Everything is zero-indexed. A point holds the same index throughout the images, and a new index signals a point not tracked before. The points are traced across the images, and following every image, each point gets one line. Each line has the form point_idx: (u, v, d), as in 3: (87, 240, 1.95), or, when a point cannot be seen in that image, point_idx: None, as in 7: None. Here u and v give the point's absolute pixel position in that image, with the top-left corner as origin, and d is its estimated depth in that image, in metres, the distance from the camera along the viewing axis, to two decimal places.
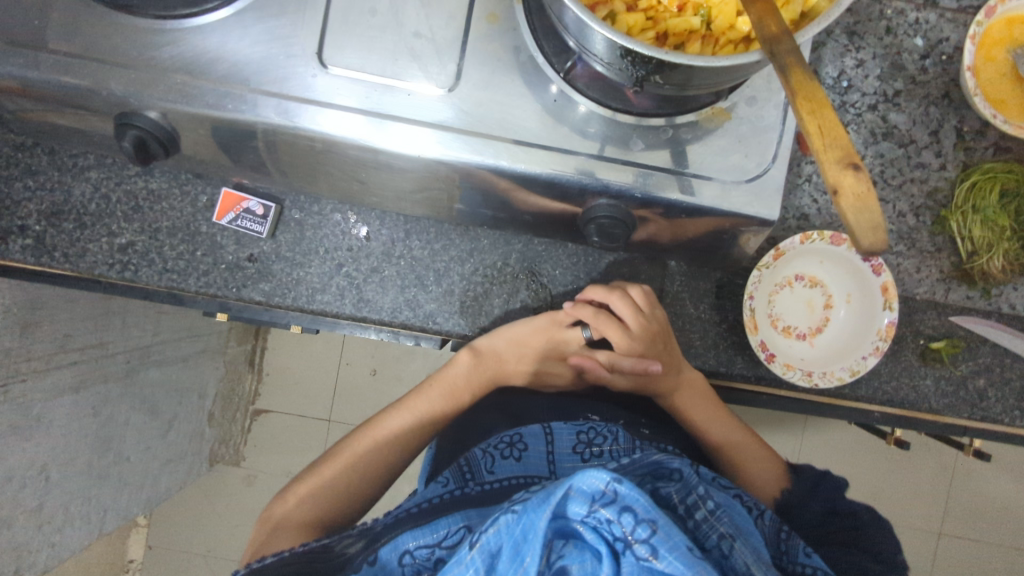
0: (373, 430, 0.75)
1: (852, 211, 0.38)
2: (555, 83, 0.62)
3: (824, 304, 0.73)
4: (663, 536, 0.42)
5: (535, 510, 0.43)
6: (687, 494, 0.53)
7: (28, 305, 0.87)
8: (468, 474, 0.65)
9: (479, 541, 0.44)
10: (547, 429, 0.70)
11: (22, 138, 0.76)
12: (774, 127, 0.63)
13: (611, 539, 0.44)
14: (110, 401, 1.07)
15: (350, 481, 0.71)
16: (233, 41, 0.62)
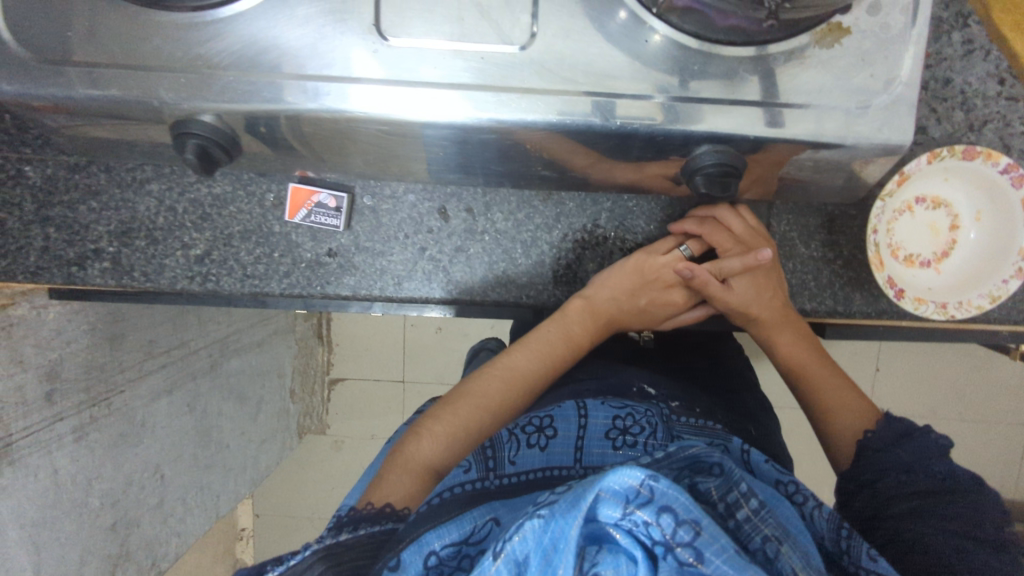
0: (497, 368, 0.63)
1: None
2: (626, 8, 0.54)
3: (950, 225, 0.66)
4: (709, 539, 0.31)
5: (565, 516, 0.31)
6: (728, 490, 0.38)
7: (112, 319, 0.87)
8: (488, 463, 0.50)
9: (502, 550, 0.32)
10: (580, 410, 0.55)
11: (75, 159, 0.74)
12: (900, 36, 0.54)
13: (649, 544, 0.32)
14: (202, 394, 1.07)
15: (471, 425, 0.58)
16: (280, 26, 0.55)
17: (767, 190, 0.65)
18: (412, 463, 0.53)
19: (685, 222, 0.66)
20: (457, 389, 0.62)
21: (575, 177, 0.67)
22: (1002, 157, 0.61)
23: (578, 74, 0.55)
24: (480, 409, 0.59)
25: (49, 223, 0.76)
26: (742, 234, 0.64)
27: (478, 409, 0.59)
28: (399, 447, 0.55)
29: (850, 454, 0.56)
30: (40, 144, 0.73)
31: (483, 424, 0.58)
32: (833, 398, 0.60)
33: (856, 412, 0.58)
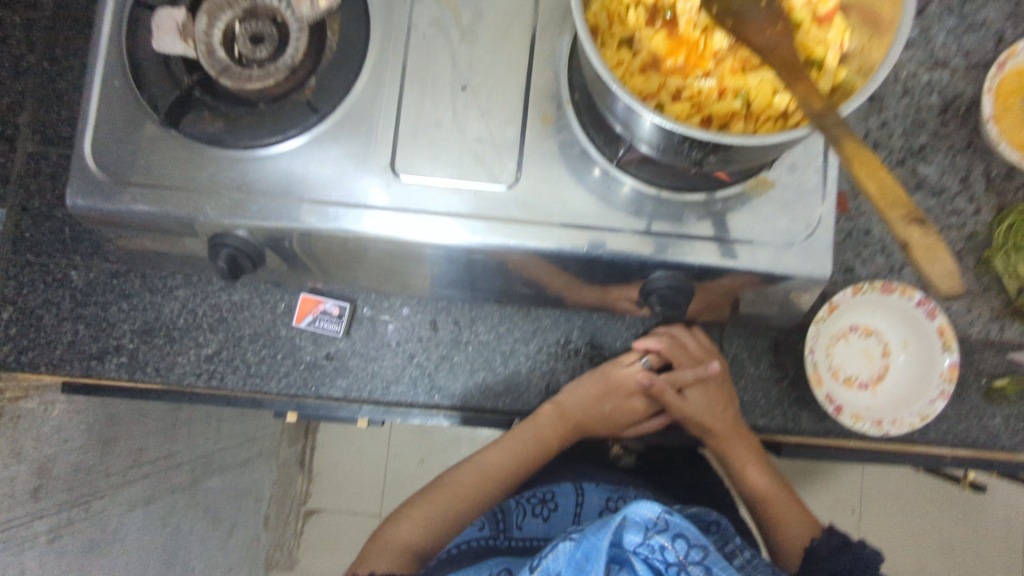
0: (473, 465, 0.79)
1: (926, 263, 0.42)
2: (599, 165, 0.69)
3: (881, 352, 0.74)
4: (715, 558, 0.58)
5: (596, 535, 0.56)
6: (725, 544, 0.70)
7: (107, 422, 0.93)
8: (500, 526, 0.81)
9: (540, 565, 0.57)
10: (578, 490, 0.83)
11: (118, 266, 0.85)
12: (816, 190, 0.67)
13: (663, 564, 0.58)
14: (177, 511, 1.07)
15: (444, 516, 0.76)
16: (314, 164, 0.69)
17: (721, 314, 0.75)
18: (393, 545, 0.73)
19: (646, 340, 0.75)
20: (438, 481, 0.79)
21: (550, 296, 0.77)
22: (915, 292, 0.72)
23: (552, 209, 0.67)
24: (456, 502, 0.77)
25: (80, 319, 0.84)
26: (695, 349, 0.75)
27: (456, 498, 0.77)
28: (384, 531, 0.75)
29: (795, 557, 0.73)
30: (90, 253, 0.85)
31: (461, 509, 0.76)
32: (783, 512, 0.75)
33: (798, 527, 0.74)
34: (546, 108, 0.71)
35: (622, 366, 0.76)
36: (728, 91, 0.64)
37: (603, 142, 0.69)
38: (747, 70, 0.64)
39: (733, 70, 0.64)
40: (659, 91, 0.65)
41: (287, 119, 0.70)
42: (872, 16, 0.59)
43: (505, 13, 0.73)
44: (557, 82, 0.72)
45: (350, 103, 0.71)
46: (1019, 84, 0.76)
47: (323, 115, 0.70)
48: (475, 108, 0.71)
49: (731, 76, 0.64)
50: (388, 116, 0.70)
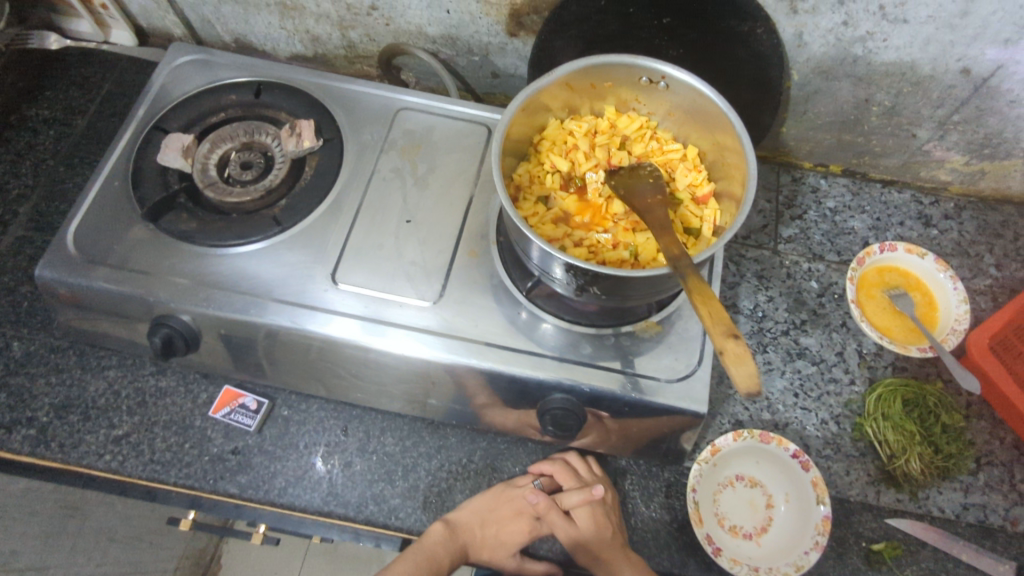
0: None
1: (732, 366, 0.48)
2: (525, 309, 0.76)
3: (766, 503, 0.77)
4: None
5: None
6: None
7: None
8: None
9: None
10: None
11: (59, 341, 0.88)
12: (697, 337, 0.76)
13: None
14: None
15: None
16: (265, 265, 0.77)
17: (619, 449, 0.80)
18: None
19: (541, 464, 0.81)
20: None
21: (458, 411, 0.81)
22: (790, 444, 0.77)
23: (469, 328, 0.75)
24: None
25: (5, 388, 0.85)
26: (585, 475, 0.80)
27: None
28: None
29: None
30: (38, 328, 0.88)
31: None
32: None
33: None
34: (474, 245, 0.80)
35: (512, 486, 0.79)
36: (620, 243, 0.72)
37: (517, 275, 0.78)
38: (637, 229, 0.73)
39: (628, 228, 0.73)
40: (563, 238, 0.72)
41: (251, 227, 0.79)
42: (733, 200, 0.70)
43: (453, 170, 0.85)
44: (486, 226, 0.81)
45: (308, 221, 0.80)
46: (877, 278, 0.89)
47: (283, 227, 0.79)
48: (414, 238, 0.80)
49: (624, 233, 0.73)
50: (339, 235, 0.79)
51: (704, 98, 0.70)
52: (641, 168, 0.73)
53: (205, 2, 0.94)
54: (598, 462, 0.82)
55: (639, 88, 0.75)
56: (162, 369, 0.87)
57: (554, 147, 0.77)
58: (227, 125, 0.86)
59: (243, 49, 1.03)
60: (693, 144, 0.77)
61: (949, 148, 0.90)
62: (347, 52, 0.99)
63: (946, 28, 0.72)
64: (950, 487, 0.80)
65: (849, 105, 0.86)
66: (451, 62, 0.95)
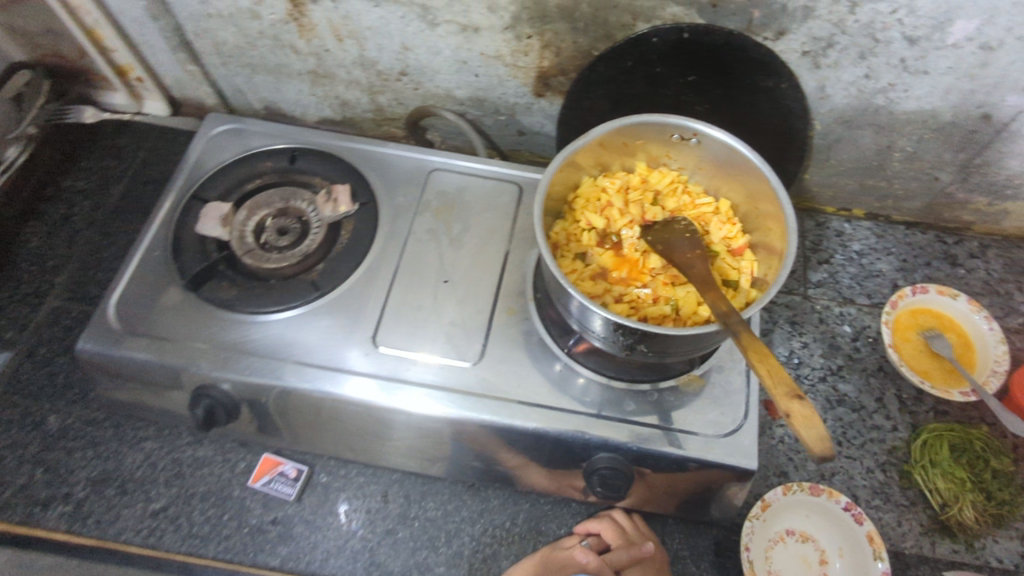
0: None
1: (802, 428, 0.48)
2: (560, 360, 0.76)
3: (819, 559, 0.75)
4: None
5: None
6: None
7: None
8: None
9: None
10: None
11: (95, 413, 0.88)
12: (741, 390, 0.75)
13: None
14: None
15: None
16: (305, 331, 0.77)
17: (663, 507, 0.79)
18: None
19: (588, 522, 0.81)
20: None
21: (499, 472, 0.80)
22: (841, 496, 0.77)
23: (512, 388, 0.74)
24: None
25: (41, 464, 0.84)
26: (632, 532, 0.80)
27: None
28: None
29: None
30: (74, 400, 0.88)
31: None
32: None
33: None
34: (511, 303, 0.80)
35: (558, 547, 0.79)
36: (661, 297, 0.72)
37: (556, 333, 0.77)
38: (676, 282, 0.73)
39: (667, 281, 0.73)
40: (604, 294, 0.72)
41: (291, 292, 0.79)
42: (771, 252, 0.70)
43: (486, 229, 0.86)
44: (523, 283, 0.82)
45: (347, 285, 0.81)
46: (911, 320, 0.89)
47: (322, 292, 0.80)
48: (452, 298, 0.80)
49: (663, 287, 0.72)
50: (378, 298, 0.80)
51: (737, 153, 0.71)
52: (675, 223, 0.73)
53: (237, 73, 0.97)
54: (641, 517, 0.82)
55: (670, 144, 0.76)
56: (199, 438, 0.87)
57: (588, 205, 0.77)
58: (263, 192, 0.87)
59: (273, 115, 1.06)
60: (724, 196, 0.78)
61: (971, 189, 0.91)
62: (375, 115, 1.01)
63: (966, 78, 0.74)
64: (1005, 535, 0.79)
65: (872, 152, 0.88)
66: (477, 121, 0.97)
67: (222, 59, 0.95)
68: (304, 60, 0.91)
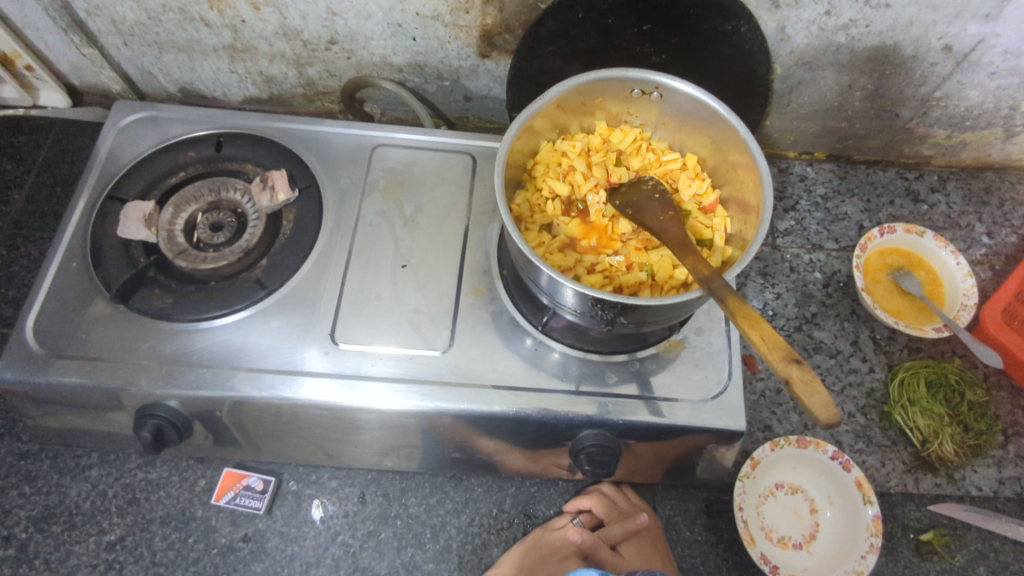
0: None
1: (805, 395, 0.45)
2: (531, 336, 0.72)
3: (810, 509, 0.75)
4: None
5: None
6: None
7: None
8: None
9: None
10: None
11: (28, 445, 0.79)
12: (722, 350, 0.73)
13: None
14: None
15: None
16: (255, 335, 0.71)
17: (652, 476, 0.77)
18: None
19: (578, 500, 0.78)
20: None
21: (481, 460, 0.76)
22: (828, 446, 0.76)
23: (487, 373, 0.70)
24: None
25: None
26: (624, 504, 0.78)
27: None
28: None
29: None
30: (2, 433, 0.80)
31: None
32: None
33: None
34: (477, 282, 0.75)
35: (549, 529, 0.76)
36: (634, 263, 0.68)
37: (527, 309, 0.73)
38: (649, 247, 0.69)
39: (639, 246, 0.69)
40: (575, 266, 0.68)
41: (235, 293, 0.72)
42: (744, 206, 0.67)
43: (442, 206, 0.80)
44: (487, 260, 0.77)
45: (296, 280, 0.74)
46: (880, 262, 0.88)
47: (269, 290, 0.73)
48: (413, 284, 0.75)
49: (636, 252, 0.69)
50: (332, 291, 0.74)
51: (702, 104, 0.67)
52: (643, 183, 0.69)
53: (144, 53, 0.87)
54: (632, 488, 0.80)
55: (631, 99, 0.71)
56: (150, 459, 0.80)
57: (550, 171, 0.72)
58: (190, 185, 0.79)
59: (191, 98, 0.96)
60: (690, 151, 0.74)
61: (931, 123, 0.90)
62: (306, 90, 0.93)
63: (929, 8, 0.71)
64: (983, 464, 0.80)
65: (833, 92, 0.85)
66: (420, 88, 0.90)
67: (123, 38, 0.84)
68: (218, 34, 0.82)
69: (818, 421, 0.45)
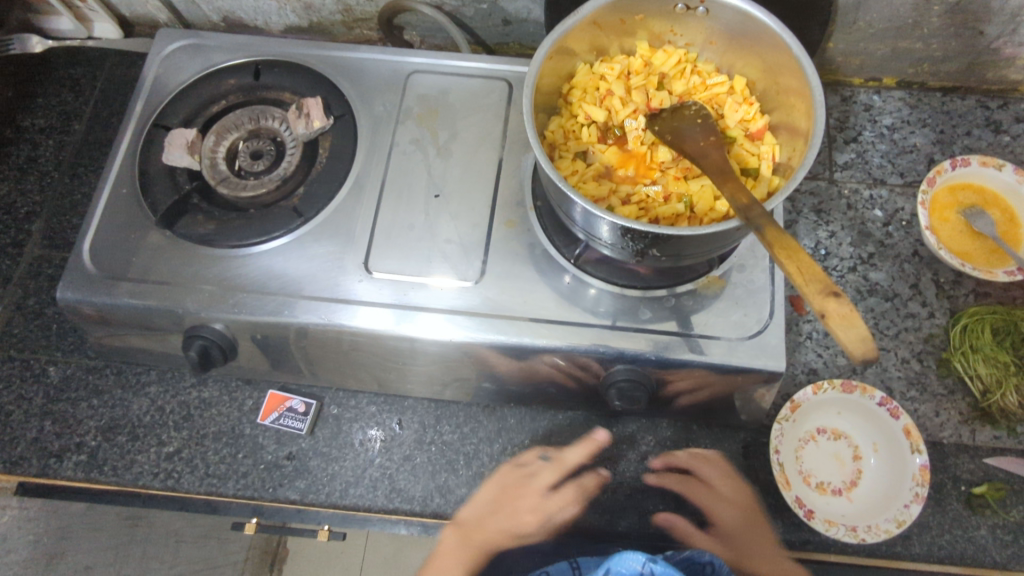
0: None
1: (840, 330, 0.44)
2: (568, 272, 0.70)
3: (853, 455, 0.73)
4: None
5: None
6: None
7: (56, 535, 0.86)
8: None
9: None
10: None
11: (94, 361, 0.85)
12: (765, 288, 0.69)
13: None
14: None
15: None
16: (293, 261, 0.72)
17: (687, 414, 0.76)
18: None
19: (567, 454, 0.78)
20: None
21: (514, 391, 0.77)
22: (876, 391, 0.73)
23: (518, 304, 0.69)
24: None
25: (47, 416, 0.82)
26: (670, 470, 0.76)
27: None
28: None
29: None
30: (71, 349, 0.85)
31: None
32: None
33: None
34: (510, 213, 0.74)
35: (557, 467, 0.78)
36: (672, 194, 0.64)
37: (562, 242, 0.71)
38: (689, 176, 0.65)
39: (679, 176, 0.65)
40: (609, 196, 0.65)
41: (272, 221, 0.73)
42: (794, 132, 0.62)
43: (476, 134, 0.78)
44: (521, 191, 0.75)
45: (331, 208, 0.74)
46: (950, 199, 0.82)
47: (306, 218, 0.74)
48: (445, 213, 0.74)
49: (674, 183, 0.65)
50: (367, 219, 0.74)
51: (750, 18, 0.61)
52: (686, 108, 0.65)
53: None
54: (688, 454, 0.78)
55: (675, 17, 0.66)
56: (203, 379, 0.84)
57: (586, 96, 0.69)
58: (231, 114, 0.80)
59: (233, 27, 0.96)
60: (738, 74, 0.69)
61: (1019, 43, 0.82)
62: (344, 17, 0.91)
63: None
64: None
65: (907, 6, 0.78)
66: (457, 13, 0.87)
67: None
68: None
69: (853, 357, 0.44)
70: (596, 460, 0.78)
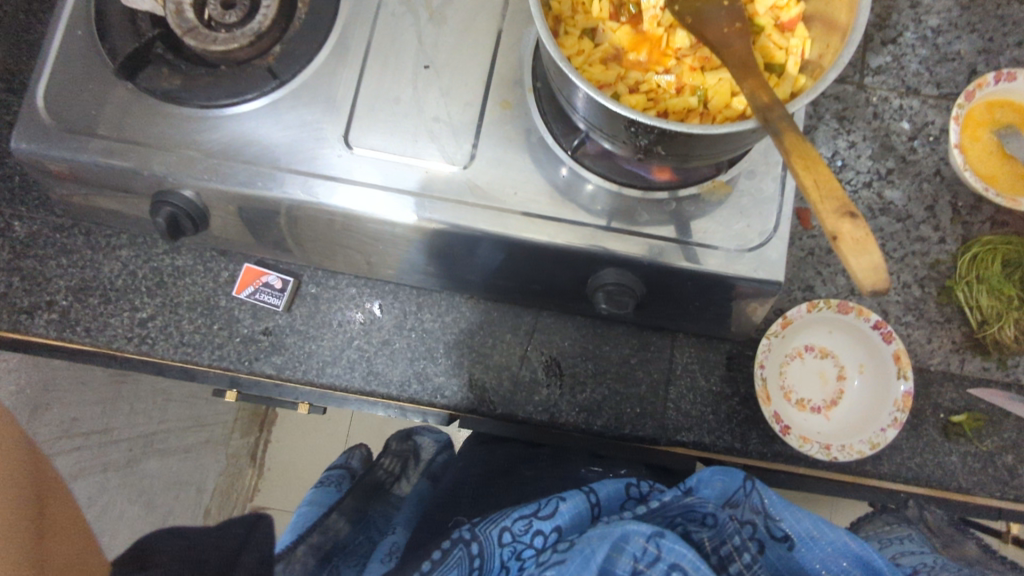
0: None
1: (852, 255, 0.40)
2: (565, 164, 0.65)
3: (837, 375, 0.72)
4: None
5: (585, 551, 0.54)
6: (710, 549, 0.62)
7: None
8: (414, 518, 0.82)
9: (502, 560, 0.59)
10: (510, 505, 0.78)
11: (61, 220, 0.81)
12: (773, 198, 0.64)
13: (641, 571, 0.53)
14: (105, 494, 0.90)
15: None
16: (266, 127, 0.66)
17: (674, 322, 0.74)
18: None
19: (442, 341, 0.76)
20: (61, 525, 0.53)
21: (498, 285, 0.74)
22: (872, 315, 0.70)
23: (507, 194, 0.64)
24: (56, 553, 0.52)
25: (15, 272, 0.79)
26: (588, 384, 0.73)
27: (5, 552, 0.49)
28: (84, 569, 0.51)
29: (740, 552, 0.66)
30: (36, 205, 0.81)
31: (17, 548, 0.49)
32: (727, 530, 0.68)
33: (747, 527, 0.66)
34: (507, 94, 0.67)
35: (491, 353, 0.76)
36: (687, 85, 0.58)
37: (560, 130, 0.65)
38: (706, 68, 0.58)
39: (695, 67, 0.58)
40: (616, 83, 0.58)
41: (245, 82, 0.66)
42: (832, 25, 0.54)
43: None
44: (520, 69, 0.67)
45: (309, 72, 0.67)
46: (987, 116, 0.76)
47: (281, 81, 0.67)
48: (434, 88, 0.67)
49: (690, 73, 0.58)
50: (347, 88, 0.67)
51: None
52: None
53: None
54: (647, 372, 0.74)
55: None
56: (175, 247, 0.81)
57: None
58: None
59: None
60: None
61: None
62: None
63: None
64: None
65: None
66: None
67: None
68: None
69: (861, 286, 0.40)
70: (577, 361, 0.77)
